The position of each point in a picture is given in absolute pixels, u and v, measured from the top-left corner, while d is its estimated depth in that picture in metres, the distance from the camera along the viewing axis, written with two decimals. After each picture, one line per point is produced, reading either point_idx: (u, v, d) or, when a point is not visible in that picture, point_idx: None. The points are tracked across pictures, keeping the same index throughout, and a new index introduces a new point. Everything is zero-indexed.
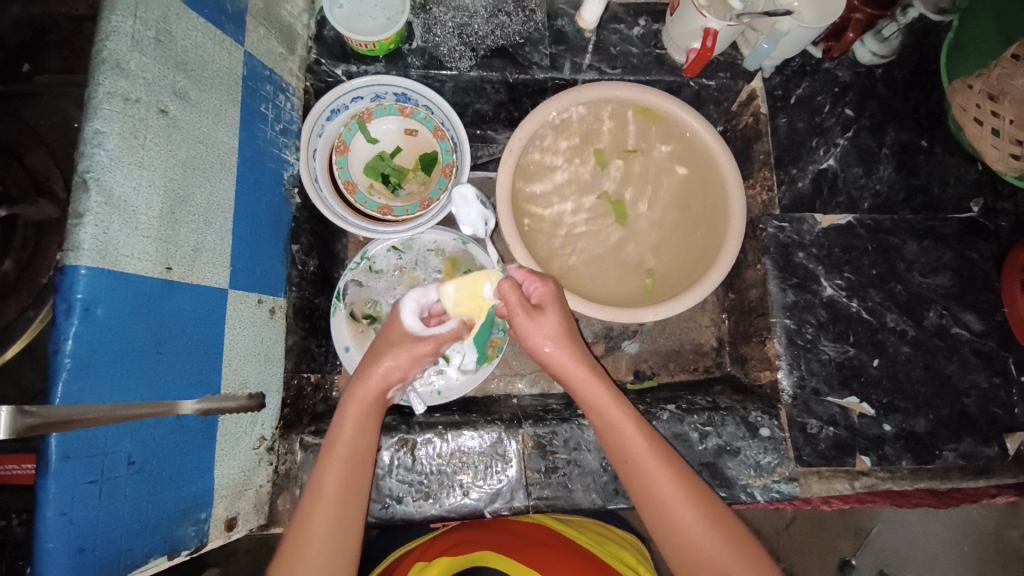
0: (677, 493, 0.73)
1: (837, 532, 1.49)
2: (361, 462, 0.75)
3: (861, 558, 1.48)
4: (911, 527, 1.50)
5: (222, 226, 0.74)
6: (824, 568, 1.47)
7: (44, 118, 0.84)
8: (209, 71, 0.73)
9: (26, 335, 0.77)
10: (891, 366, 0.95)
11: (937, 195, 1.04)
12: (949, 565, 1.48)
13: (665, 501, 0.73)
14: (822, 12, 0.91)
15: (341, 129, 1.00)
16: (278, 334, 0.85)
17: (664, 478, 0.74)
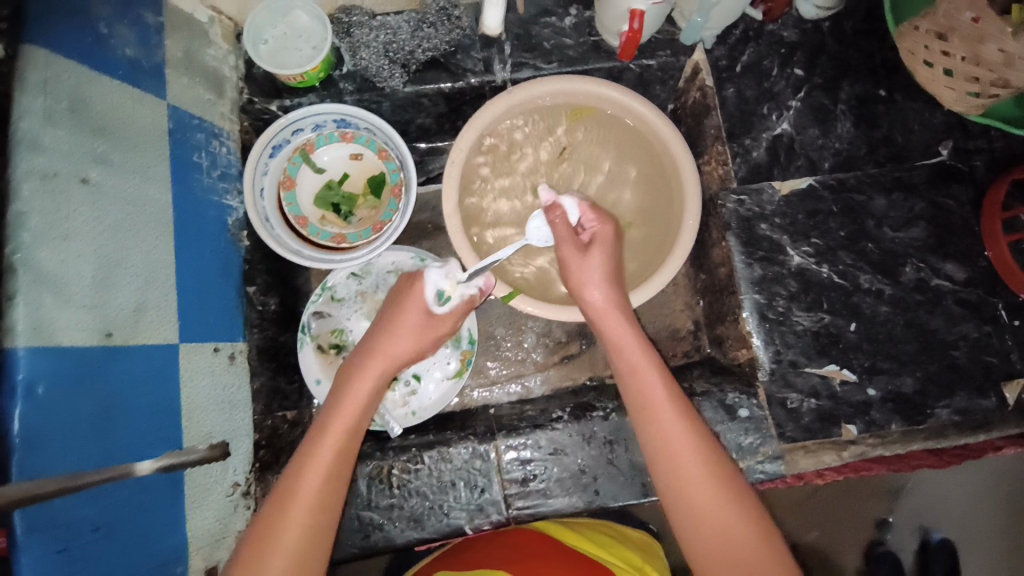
0: (697, 462, 0.73)
1: (869, 495, 1.45)
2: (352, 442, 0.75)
3: (898, 515, 1.45)
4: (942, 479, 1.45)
5: (163, 282, 0.75)
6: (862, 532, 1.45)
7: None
8: (131, 131, 0.74)
9: None
10: (870, 329, 0.92)
11: (902, 145, 1.00)
12: (986, 514, 1.43)
13: (685, 465, 0.73)
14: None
15: (285, 165, 1.00)
16: (241, 379, 0.86)
17: (660, 421, 0.76)
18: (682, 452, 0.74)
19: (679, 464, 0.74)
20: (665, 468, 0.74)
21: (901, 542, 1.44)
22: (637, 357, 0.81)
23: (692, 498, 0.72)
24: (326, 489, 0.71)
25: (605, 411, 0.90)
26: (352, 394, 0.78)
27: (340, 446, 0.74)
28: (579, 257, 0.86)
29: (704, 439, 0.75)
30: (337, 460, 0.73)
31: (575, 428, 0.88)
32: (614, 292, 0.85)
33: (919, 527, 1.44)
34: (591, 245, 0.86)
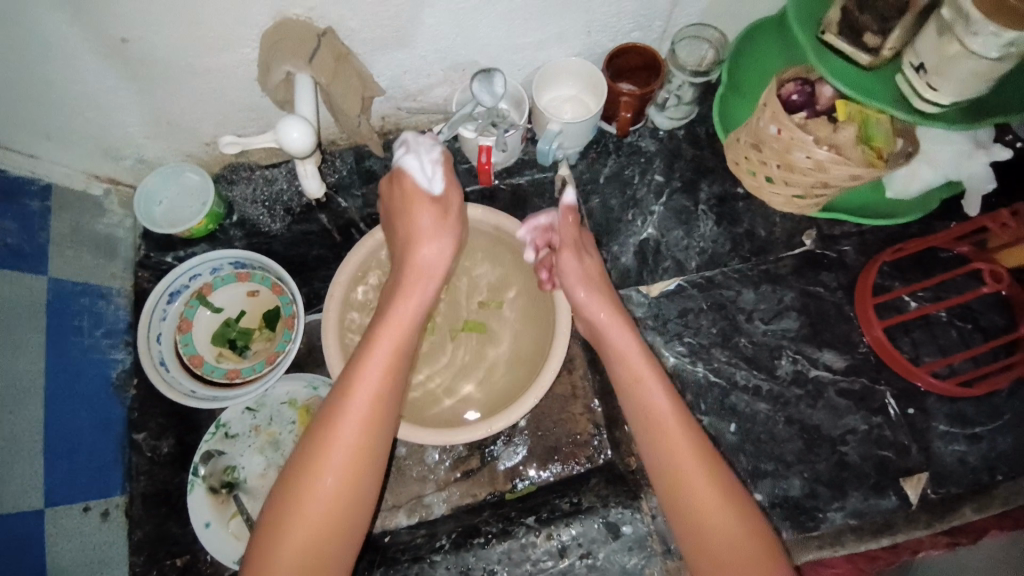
0: (694, 465, 0.75)
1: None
2: (366, 445, 0.73)
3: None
4: None
5: (32, 449, 0.80)
6: None
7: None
8: (6, 313, 0.80)
9: None
10: (750, 428, 0.91)
11: (765, 238, 1.03)
12: None
13: (677, 460, 0.76)
14: (594, 90, 1.02)
15: (182, 308, 1.06)
16: (116, 534, 0.90)
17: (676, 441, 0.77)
18: (675, 449, 0.76)
19: (675, 464, 0.76)
20: (665, 459, 0.76)
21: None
22: (651, 385, 0.80)
23: (682, 492, 0.75)
24: (348, 471, 0.71)
25: (485, 537, 0.88)
26: (353, 404, 0.73)
27: (364, 439, 0.73)
28: (574, 260, 0.90)
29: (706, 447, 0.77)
30: (358, 454, 0.72)
31: (454, 561, 0.86)
32: (605, 295, 0.88)
33: None
34: (581, 249, 0.91)
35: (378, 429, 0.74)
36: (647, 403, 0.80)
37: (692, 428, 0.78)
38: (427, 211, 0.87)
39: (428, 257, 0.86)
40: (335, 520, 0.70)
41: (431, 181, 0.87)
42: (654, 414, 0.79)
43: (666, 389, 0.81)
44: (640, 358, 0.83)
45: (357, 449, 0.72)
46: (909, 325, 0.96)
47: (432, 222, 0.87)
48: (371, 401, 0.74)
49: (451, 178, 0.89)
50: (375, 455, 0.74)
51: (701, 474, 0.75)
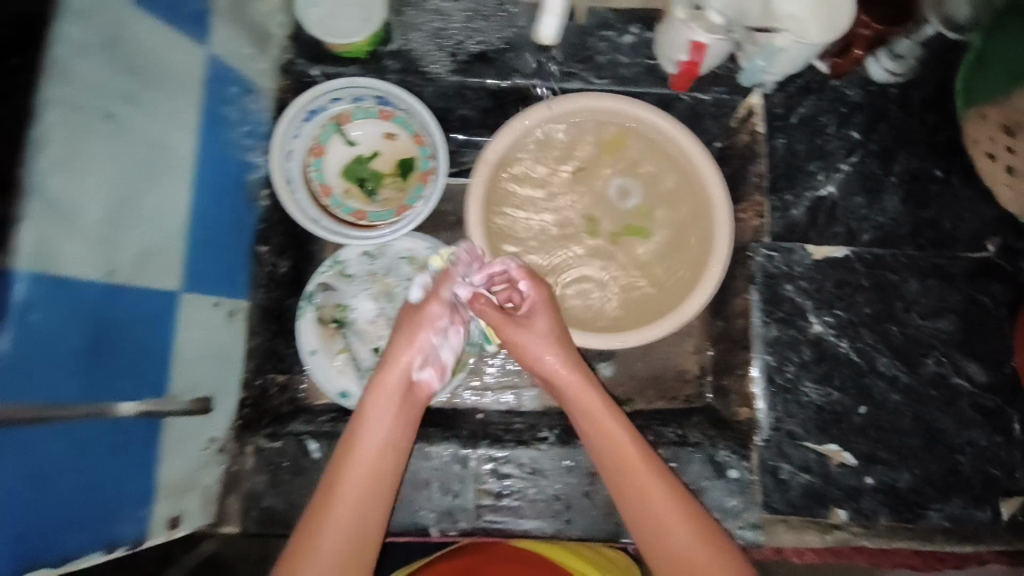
0: (673, 514, 0.75)
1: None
2: (376, 474, 0.76)
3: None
4: None
5: (175, 230, 0.73)
6: None
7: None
8: (164, 73, 0.70)
9: None
10: (877, 414, 0.89)
11: (948, 231, 0.96)
12: None
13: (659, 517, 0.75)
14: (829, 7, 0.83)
15: (318, 131, 0.98)
16: (236, 337, 0.86)
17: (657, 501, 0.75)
18: (651, 501, 0.76)
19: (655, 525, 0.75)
20: (648, 531, 0.75)
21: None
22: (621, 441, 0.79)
23: (666, 546, 0.74)
24: (367, 484, 0.75)
25: None
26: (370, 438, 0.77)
27: (364, 494, 0.75)
28: (522, 329, 0.84)
29: (677, 497, 0.76)
30: (370, 478, 0.76)
31: (557, 453, 0.88)
32: (562, 345, 0.84)
33: None
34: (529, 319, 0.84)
35: (388, 449, 0.78)
36: (617, 453, 0.79)
37: (667, 477, 0.78)
38: (417, 356, 0.83)
39: (391, 376, 0.81)
40: (355, 533, 0.73)
41: (438, 325, 0.83)
42: (627, 463, 0.78)
43: (630, 436, 0.79)
44: (605, 415, 0.81)
45: (368, 474, 0.76)
46: None
47: (409, 323, 0.84)
48: (370, 468, 0.76)
49: (441, 298, 0.83)
50: (375, 512, 0.75)
51: (687, 530, 0.74)
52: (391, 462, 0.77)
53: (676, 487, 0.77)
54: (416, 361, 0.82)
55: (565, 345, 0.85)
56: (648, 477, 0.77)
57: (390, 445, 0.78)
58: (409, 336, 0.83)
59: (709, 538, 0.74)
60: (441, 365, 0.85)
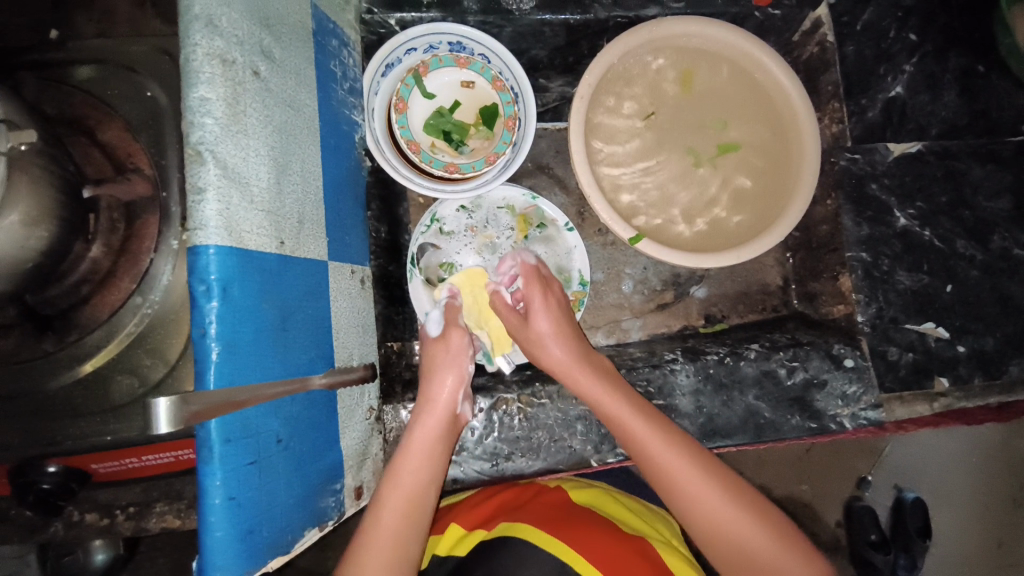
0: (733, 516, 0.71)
1: (857, 450, 1.45)
2: (418, 506, 0.71)
3: (878, 475, 1.45)
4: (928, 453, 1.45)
5: (317, 195, 0.70)
6: (843, 488, 1.44)
7: (78, 72, 0.68)
8: (287, 26, 0.67)
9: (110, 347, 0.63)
10: (963, 291, 0.98)
11: (996, 119, 1.04)
12: (958, 475, 1.45)
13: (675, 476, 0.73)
14: None
15: (397, 86, 0.95)
16: (370, 304, 0.84)
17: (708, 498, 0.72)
18: (663, 463, 0.74)
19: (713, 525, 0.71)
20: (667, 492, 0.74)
21: (878, 500, 1.45)
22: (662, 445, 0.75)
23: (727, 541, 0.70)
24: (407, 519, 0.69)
25: (718, 355, 0.93)
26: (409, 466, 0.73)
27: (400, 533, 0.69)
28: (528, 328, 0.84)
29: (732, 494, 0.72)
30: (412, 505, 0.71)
31: (693, 369, 0.91)
32: (570, 345, 0.83)
33: (895, 486, 1.45)
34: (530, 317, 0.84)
35: (432, 476, 0.73)
36: (632, 430, 0.77)
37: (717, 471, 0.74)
38: (458, 385, 0.79)
39: (435, 410, 0.77)
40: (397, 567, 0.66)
41: (468, 353, 0.82)
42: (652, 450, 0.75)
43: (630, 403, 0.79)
44: (614, 398, 0.79)
45: (410, 502, 0.71)
46: None
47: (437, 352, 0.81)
48: (408, 501, 0.71)
49: (459, 325, 0.83)
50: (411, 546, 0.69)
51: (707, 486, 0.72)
52: (432, 491, 0.73)
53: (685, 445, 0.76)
54: (460, 395, 0.79)
55: (576, 342, 0.84)
56: (658, 443, 0.75)
57: (432, 470, 0.74)
58: (434, 373, 0.80)
59: (727, 485, 0.73)
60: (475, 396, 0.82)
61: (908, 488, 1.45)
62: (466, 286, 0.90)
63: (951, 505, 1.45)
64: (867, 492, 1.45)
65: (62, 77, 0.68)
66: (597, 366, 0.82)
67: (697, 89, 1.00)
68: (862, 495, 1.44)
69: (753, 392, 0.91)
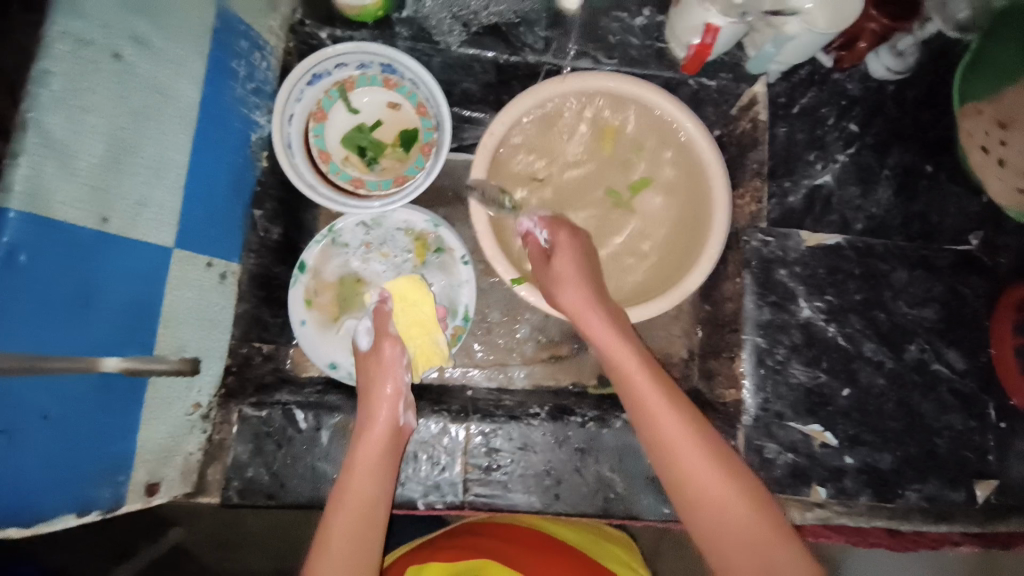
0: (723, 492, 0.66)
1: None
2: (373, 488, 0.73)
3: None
4: None
5: (173, 182, 0.72)
6: None
7: None
8: (172, 19, 0.70)
9: None
10: (862, 398, 0.91)
11: (934, 224, 0.98)
12: None
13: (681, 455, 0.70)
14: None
15: (320, 96, 0.97)
16: (228, 301, 0.84)
17: (692, 465, 0.69)
18: (663, 420, 0.72)
19: (703, 492, 0.67)
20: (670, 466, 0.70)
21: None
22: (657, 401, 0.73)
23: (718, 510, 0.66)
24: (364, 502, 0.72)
25: (583, 418, 0.88)
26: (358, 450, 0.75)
27: (354, 526, 0.70)
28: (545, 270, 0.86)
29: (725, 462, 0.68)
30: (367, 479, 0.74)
31: (550, 428, 0.87)
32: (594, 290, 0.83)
33: None
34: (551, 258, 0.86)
35: (382, 458, 0.76)
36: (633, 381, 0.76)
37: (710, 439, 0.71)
38: (390, 385, 0.81)
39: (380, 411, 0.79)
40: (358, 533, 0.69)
41: (402, 361, 0.83)
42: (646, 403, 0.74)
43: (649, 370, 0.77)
44: (619, 341, 0.79)
45: (368, 476, 0.74)
46: None
47: (376, 356, 0.83)
48: (365, 473, 0.74)
49: (387, 333, 0.85)
50: (376, 505, 0.72)
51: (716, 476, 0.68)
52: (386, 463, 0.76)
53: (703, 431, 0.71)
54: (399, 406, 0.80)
55: (593, 279, 0.84)
56: (667, 417, 0.72)
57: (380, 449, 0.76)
58: (373, 387, 0.82)
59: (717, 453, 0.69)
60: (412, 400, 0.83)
61: None
62: (398, 295, 0.90)
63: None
64: None
65: None
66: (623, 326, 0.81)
67: (622, 144, 0.98)
68: None
69: (610, 463, 0.86)
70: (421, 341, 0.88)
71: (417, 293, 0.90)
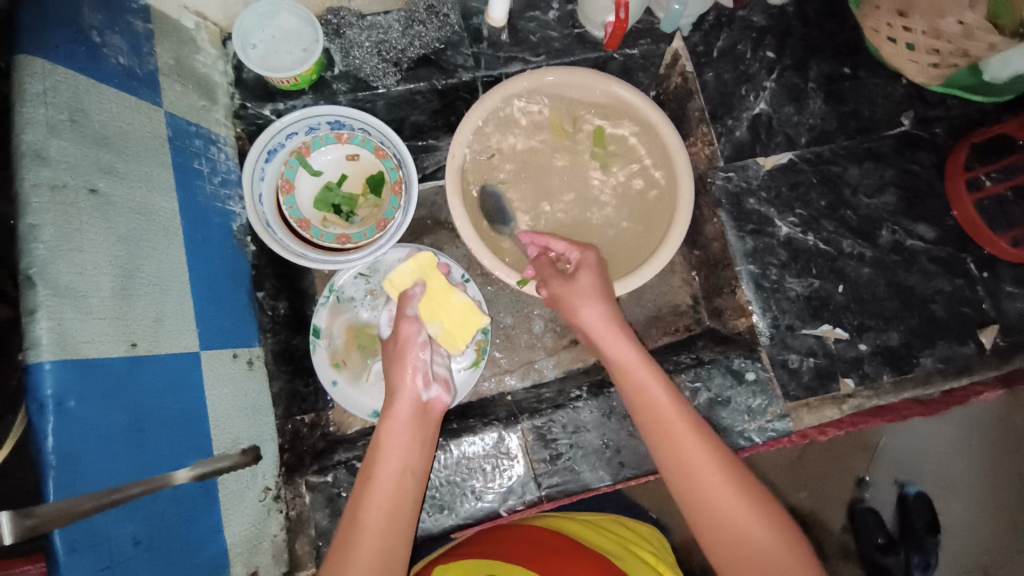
0: (713, 474, 0.72)
1: (849, 450, 1.33)
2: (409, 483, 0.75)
3: (876, 473, 1.33)
4: (922, 432, 1.34)
5: (179, 291, 0.74)
6: (843, 491, 1.33)
7: None
8: (131, 141, 0.73)
9: None
10: (856, 289, 0.99)
11: (869, 118, 1.06)
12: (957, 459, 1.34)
13: (694, 467, 0.73)
14: None
15: (282, 169, 1.00)
16: (262, 383, 0.87)
17: (688, 448, 0.75)
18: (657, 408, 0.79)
19: (691, 474, 0.73)
20: (673, 462, 0.75)
21: (880, 500, 1.33)
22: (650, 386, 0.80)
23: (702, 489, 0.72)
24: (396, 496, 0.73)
25: None
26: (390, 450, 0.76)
27: (388, 529, 0.70)
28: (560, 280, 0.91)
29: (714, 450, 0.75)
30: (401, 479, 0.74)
31: (595, 405, 0.92)
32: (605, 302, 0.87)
33: (895, 482, 1.33)
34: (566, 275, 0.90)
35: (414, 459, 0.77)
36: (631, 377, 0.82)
37: (702, 431, 0.77)
38: (417, 373, 0.83)
39: (403, 403, 0.80)
40: (390, 531, 0.70)
41: (421, 343, 0.85)
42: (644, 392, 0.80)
43: (659, 383, 0.81)
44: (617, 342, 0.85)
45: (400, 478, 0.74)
46: (1001, 198, 1.01)
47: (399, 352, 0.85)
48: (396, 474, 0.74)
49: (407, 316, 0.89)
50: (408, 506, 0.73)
51: (725, 485, 0.72)
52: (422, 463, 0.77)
53: (699, 425, 0.77)
54: (421, 381, 0.82)
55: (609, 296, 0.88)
56: (667, 411, 0.78)
57: (415, 447, 0.77)
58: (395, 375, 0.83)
59: (705, 440, 0.76)
60: (442, 380, 0.85)
61: (911, 482, 1.33)
62: (418, 272, 0.94)
63: (960, 495, 1.33)
64: (868, 492, 1.33)
65: None
66: (632, 342, 0.86)
67: (573, 131, 1.05)
68: (864, 495, 1.33)
69: None
70: (448, 309, 0.93)
71: (432, 268, 0.95)
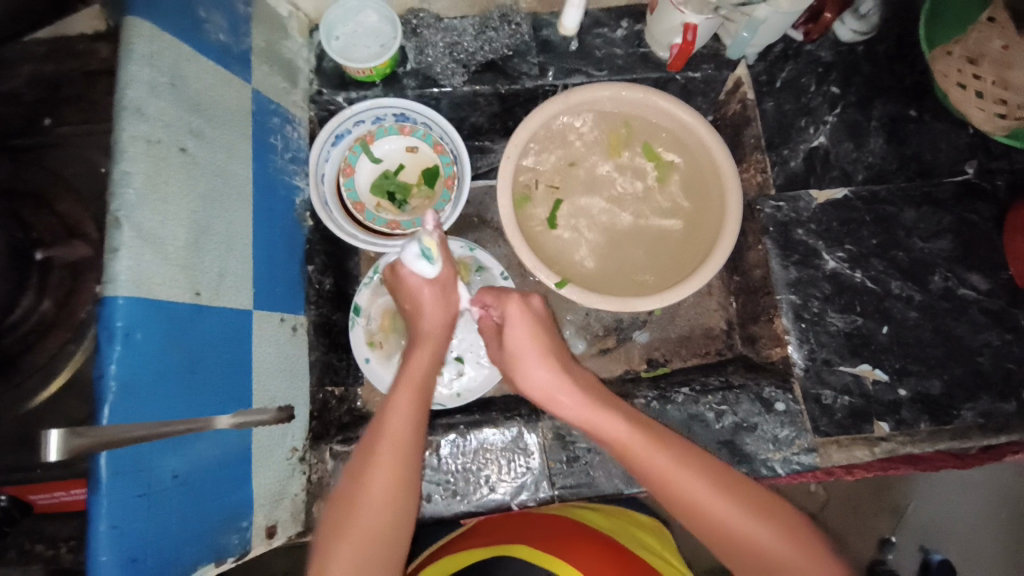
0: (715, 502, 0.71)
1: (873, 509, 1.34)
2: (413, 445, 0.74)
3: (900, 536, 1.33)
4: (946, 497, 1.34)
5: (241, 251, 0.79)
6: (864, 551, 1.33)
7: (53, 155, 0.83)
8: (219, 109, 0.79)
9: (67, 370, 0.76)
10: (900, 332, 0.96)
11: (929, 162, 1.04)
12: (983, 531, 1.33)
13: (691, 501, 0.71)
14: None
15: (346, 153, 1.06)
16: (302, 350, 0.91)
17: (682, 483, 0.72)
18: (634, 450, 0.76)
19: (689, 506, 0.71)
20: (669, 498, 0.73)
21: (903, 565, 1.32)
22: (620, 433, 0.77)
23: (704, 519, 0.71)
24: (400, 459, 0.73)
25: (646, 398, 0.98)
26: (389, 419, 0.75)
27: (391, 494, 0.70)
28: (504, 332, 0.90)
29: (710, 474, 0.73)
30: (401, 445, 0.73)
31: None
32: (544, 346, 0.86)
33: (921, 548, 1.32)
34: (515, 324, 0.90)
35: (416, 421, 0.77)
36: (604, 425, 0.79)
37: (694, 459, 0.74)
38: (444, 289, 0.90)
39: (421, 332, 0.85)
40: (398, 485, 0.71)
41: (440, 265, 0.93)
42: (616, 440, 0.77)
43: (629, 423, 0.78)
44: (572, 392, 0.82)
45: (398, 445, 0.73)
46: None
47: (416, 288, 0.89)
48: (396, 439, 0.73)
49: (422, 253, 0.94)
50: (411, 474, 0.73)
51: (730, 508, 0.70)
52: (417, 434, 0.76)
53: (687, 453, 0.75)
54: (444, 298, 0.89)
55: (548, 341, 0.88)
56: (650, 450, 0.75)
57: (414, 409, 0.77)
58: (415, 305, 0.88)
59: (697, 467, 0.73)
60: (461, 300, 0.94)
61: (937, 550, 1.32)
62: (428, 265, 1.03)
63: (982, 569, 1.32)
64: (890, 555, 1.33)
65: (37, 159, 0.83)
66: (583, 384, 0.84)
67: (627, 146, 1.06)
68: (886, 558, 1.32)
69: (681, 435, 0.94)
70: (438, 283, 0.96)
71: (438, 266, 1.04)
